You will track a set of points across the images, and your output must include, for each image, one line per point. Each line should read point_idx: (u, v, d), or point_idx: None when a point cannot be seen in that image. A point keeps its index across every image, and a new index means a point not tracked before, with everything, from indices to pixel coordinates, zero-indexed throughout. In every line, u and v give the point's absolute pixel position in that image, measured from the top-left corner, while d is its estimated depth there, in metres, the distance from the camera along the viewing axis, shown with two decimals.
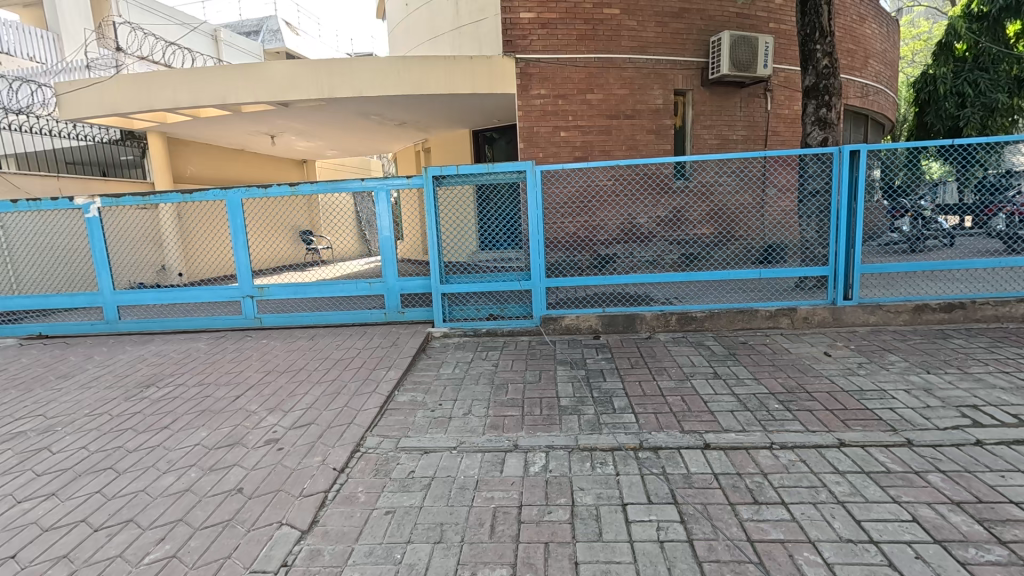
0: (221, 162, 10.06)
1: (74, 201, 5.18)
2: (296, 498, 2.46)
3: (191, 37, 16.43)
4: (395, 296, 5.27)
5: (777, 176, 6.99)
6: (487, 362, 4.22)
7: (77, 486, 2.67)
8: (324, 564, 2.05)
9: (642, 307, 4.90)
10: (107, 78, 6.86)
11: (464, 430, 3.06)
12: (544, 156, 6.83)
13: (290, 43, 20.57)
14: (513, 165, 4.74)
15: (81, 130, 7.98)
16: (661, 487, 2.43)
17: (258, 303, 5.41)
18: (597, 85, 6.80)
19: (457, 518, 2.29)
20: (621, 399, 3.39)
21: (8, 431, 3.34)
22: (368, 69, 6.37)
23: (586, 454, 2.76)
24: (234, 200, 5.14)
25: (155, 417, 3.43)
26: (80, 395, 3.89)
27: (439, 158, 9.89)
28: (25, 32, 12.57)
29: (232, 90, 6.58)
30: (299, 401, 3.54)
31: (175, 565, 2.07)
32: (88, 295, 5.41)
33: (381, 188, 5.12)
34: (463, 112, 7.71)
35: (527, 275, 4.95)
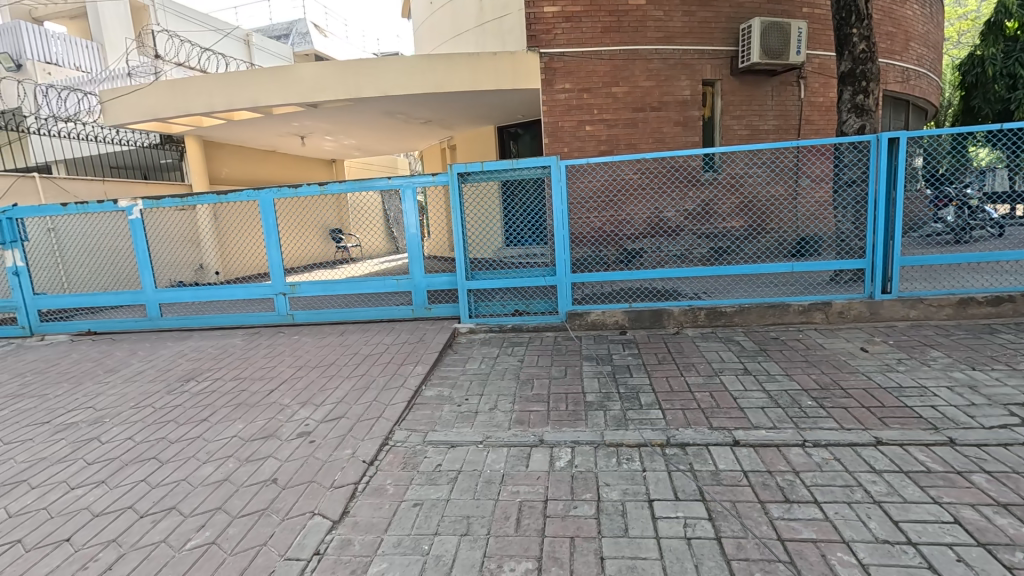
0: (253, 163, 10.36)
1: (118, 204, 5.40)
2: (327, 489, 2.54)
3: (225, 43, 16.99)
4: (421, 292, 5.33)
5: (810, 167, 6.79)
6: (512, 357, 4.24)
7: (123, 474, 2.81)
8: (354, 553, 2.11)
9: (670, 302, 4.83)
10: (146, 85, 7.14)
11: (490, 425, 3.09)
12: (570, 151, 6.80)
13: (318, 45, 20.96)
14: (538, 160, 4.73)
15: (124, 136, 8.40)
16: (688, 484, 2.40)
17: (289, 300, 5.56)
18: (622, 78, 6.71)
19: (483, 511, 2.31)
20: (648, 395, 3.35)
21: (62, 422, 3.54)
22: (393, 68, 6.45)
23: (612, 450, 2.74)
24: (266, 200, 5.29)
25: (195, 410, 3.58)
26: (125, 388, 4.08)
27: (464, 155, 9.94)
28: (72, 42, 13.23)
29: (263, 93, 6.76)
30: (330, 395, 3.63)
31: (215, 551, 2.16)
32: (132, 293, 5.65)
33: (406, 186, 5.13)
34: (487, 109, 7.73)
35: (552, 271, 4.93)
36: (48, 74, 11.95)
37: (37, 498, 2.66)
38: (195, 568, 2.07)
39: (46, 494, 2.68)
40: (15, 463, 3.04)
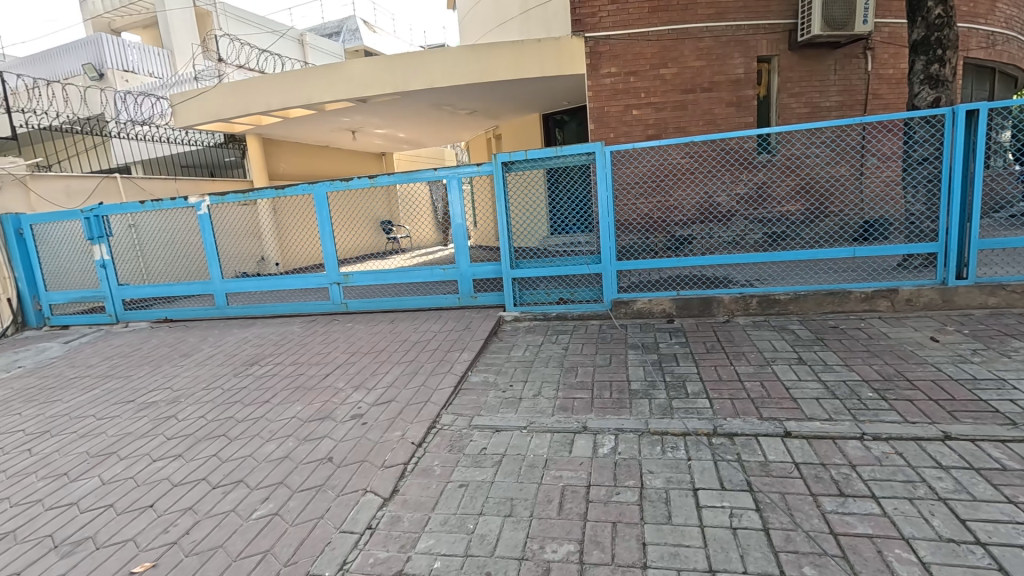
0: (308, 158, 10.79)
1: (188, 200, 5.81)
2: (379, 468, 2.66)
3: (281, 44, 17.67)
4: (467, 281, 5.42)
5: (877, 144, 6.36)
6: (557, 345, 4.25)
7: (197, 449, 3.07)
8: (404, 529, 2.22)
9: (719, 289, 4.68)
10: (210, 88, 7.60)
11: (534, 411, 3.13)
12: (616, 137, 6.69)
13: (368, 40, 21.42)
14: (583, 146, 4.69)
15: (194, 136, 9.03)
16: (735, 475, 2.35)
17: (343, 289, 5.81)
18: (671, 59, 6.50)
19: (527, 494, 2.36)
20: (695, 383, 3.29)
21: (144, 401, 3.89)
22: (438, 60, 6.54)
23: (657, 439, 2.72)
24: (320, 194, 5.53)
25: (258, 392, 3.83)
26: (198, 371, 4.43)
27: (510, 144, 9.96)
28: (145, 50, 14.03)
29: (317, 91, 7.03)
30: (380, 379, 3.80)
31: (278, 522, 2.33)
32: (202, 284, 6.09)
33: (452, 177, 5.24)
34: (532, 96, 7.70)
35: (597, 258, 4.88)
36: (127, 81, 12.65)
37: (124, 468, 2.95)
38: (260, 536, 2.25)
39: (132, 465, 2.97)
40: (107, 436, 3.38)
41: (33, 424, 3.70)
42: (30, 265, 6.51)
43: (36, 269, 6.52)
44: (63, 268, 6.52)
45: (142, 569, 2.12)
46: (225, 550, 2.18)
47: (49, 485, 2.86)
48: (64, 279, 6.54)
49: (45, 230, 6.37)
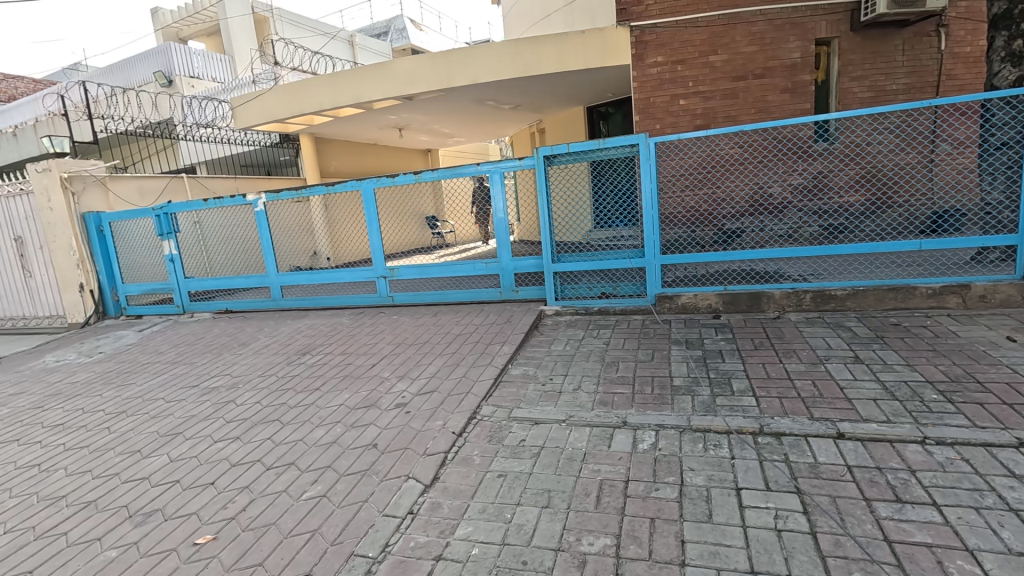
0: (358, 156, 11.13)
1: (247, 197, 6.10)
2: (421, 456, 2.74)
3: (333, 45, 18.21)
4: (509, 275, 5.46)
5: (950, 129, 5.90)
6: (598, 340, 4.21)
7: (254, 432, 3.26)
8: (443, 515, 2.28)
9: (770, 285, 4.48)
10: (267, 89, 7.96)
11: (573, 405, 3.13)
12: (662, 128, 6.52)
13: (416, 39, 21.73)
14: (626, 139, 4.61)
15: (251, 137, 9.65)
16: (782, 475, 2.26)
17: (389, 282, 5.98)
18: (721, 45, 6.25)
19: (564, 486, 2.37)
20: (742, 381, 3.19)
21: (207, 386, 4.17)
22: (481, 55, 6.59)
23: (699, 436, 2.66)
24: (368, 190, 5.69)
25: (310, 380, 4.02)
26: (255, 359, 4.69)
27: (554, 138, 9.92)
28: (209, 57, 14.73)
29: (366, 89, 7.26)
30: (424, 370, 3.90)
31: (326, 503, 2.45)
32: (259, 277, 6.41)
33: (495, 171, 5.27)
34: (576, 89, 7.62)
35: (640, 252, 4.79)
36: (192, 86, 13.25)
37: (189, 447, 3.18)
38: (310, 515, 2.37)
39: (196, 445, 3.20)
40: (174, 417, 3.64)
41: (113, 404, 4.04)
42: (109, 259, 7.06)
43: (114, 263, 7.06)
44: (138, 262, 7.05)
45: (204, 541, 2.29)
46: (278, 528, 2.32)
47: (124, 460, 3.12)
48: (138, 272, 7.07)
49: (122, 227, 6.89)
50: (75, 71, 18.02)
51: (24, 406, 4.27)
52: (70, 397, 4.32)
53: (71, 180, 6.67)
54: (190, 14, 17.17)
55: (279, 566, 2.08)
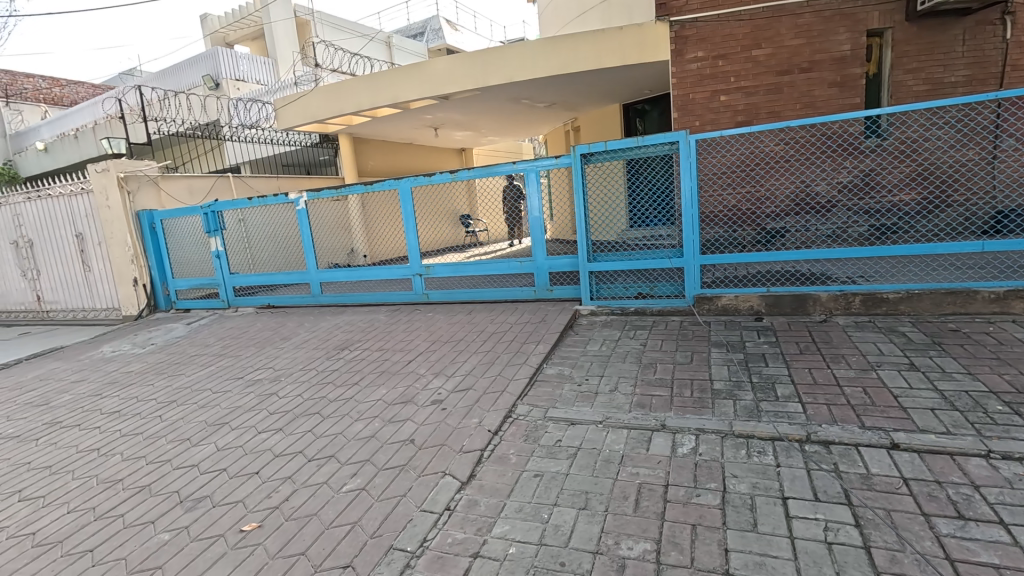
0: (394, 154, 11.31)
1: (289, 196, 6.30)
2: (457, 453, 2.75)
3: (371, 47, 18.59)
4: (543, 273, 5.43)
5: (1016, 123, 5.52)
6: (634, 340, 4.15)
7: (296, 424, 3.35)
8: (480, 513, 2.29)
9: (817, 286, 4.31)
10: (309, 91, 8.18)
11: (610, 406, 3.09)
12: (701, 125, 6.37)
13: (451, 39, 21.91)
14: (665, 136, 4.53)
15: (293, 137, 9.97)
16: (831, 485, 2.17)
17: (425, 280, 6.05)
18: (765, 38, 6.05)
19: (602, 489, 2.34)
20: (786, 386, 3.08)
21: (251, 378, 4.32)
22: (517, 53, 6.60)
23: (741, 441, 2.59)
24: (405, 189, 5.78)
25: (349, 374, 4.11)
26: (296, 353, 4.82)
27: (589, 136, 9.83)
28: (254, 60, 15.24)
29: (403, 90, 7.38)
30: (459, 367, 3.93)
31: (365, 496, 2.49)
32: (300, 273, 6.60)
33: (530, 170, 5.26)
34: (613, 86, 7.53)
35: (679, 252, 4.70)
36: (238, 88, 13.70)
37: (235, 437, 3.29)
38: (350, 508, 2.42)
39: (241, 435, 3.31)
40: (221, 408, 3.78)
41: (164, 393, 4.24)
42: (160, 255, 7.40)
43: (165, 259, 7.40)
44: (187, 258, 7.36)
45: (250, 528, 2.37)
46: (320, 518, 2.38)
47: (176, 447, 3.27)
48: (187, 268, 7.38)
49: (173, 224, 7.22)
50: (130, 76, 18.93)
51: (85, 393, 4.53)
52: (125, 385, 4.55)
53: (127, 179, 7.03)
54: (237, 19, 17.81)
55: (320, 556, 2.13)
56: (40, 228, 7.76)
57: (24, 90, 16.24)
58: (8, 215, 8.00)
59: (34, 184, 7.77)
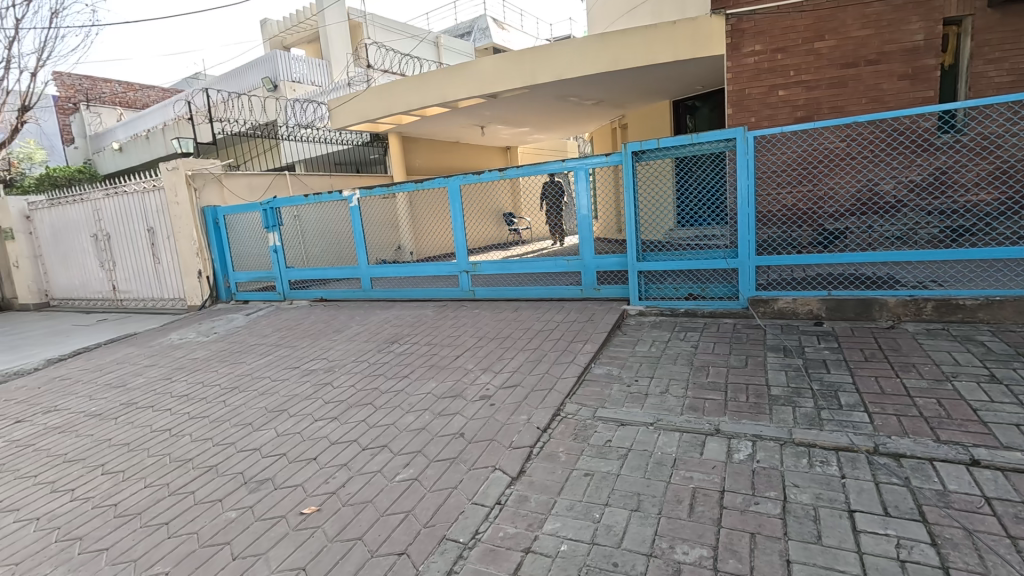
0: (441, 152, 11.48)
1: (342, 193, 6.51)
2: (507, 448, 2.78)
3: (420, 48, 18.99)
4: (591, 273, 5.38)
5: None
6: (685, 342, 4.05)
7: (350, 414, 3.47)
8: (531, 508, 2.30)
9: (883, 291, 4.08)
10: (361, 92, 8.42)
11: (661, 408, 3.04)
12: (758, 121, 6.14)
13: (497, 38, 22.04)
14: (722, 133, 4.41)
15: (345, 136, 10.36)
16: (903, 501, 2.06)
17: (472, 277, 6.11)
18: (829, 30, 5.76)
19: (654, 491, 2.31)
20: (851, 394, 2.93)
21: (307, 368, 4.50)
22: (566, 51, 6.59)
23: (802, 450, 2.49)
24: (454, 187, 5.88)
25: (399, 367, 4.21)
26: (348, 345, 4.99)
27: (636, 133, 9.67)
28: (310, 62, 15.81)
29: (451, 89, 7.49)
30: (507, 364, 3.96)
31: (417, 486, 2.55)
32: (352, 268, 6.82)
33: (580, 168, 5.23)
34: (663, 82, 7.38)
35: (734, 252, 4.55)
36: (294, 90, 14.25)
37: (294, 424, 3.44)
38: (403, 497, 2.48)
39: (299, 422, 3.46)
40: (280, 395, 3.97)
41: (227, 379, 4.48)
42: (223, 249, 7.80)
43: (227, 253, 7.79)
44: (246, 252, 7.73)
45: (310, 511, 2.47)
46: (375, 506, 2.45)
47: (239, 431, 3.45)
48: (247, 261, 7.75)
49: (235, 220, 7.60)
50: (196, 80, 20.02)
51: (156, 376, 4.85)
52: (192, 371, 4.85)
53: (194, 177, 7.46)
54: (294, 23, 18.52)
55: (376, 542, 2.20)
56: (117, 223, 8.34)
57: (102, 94, 17.48)
58: (89, 211, 8.63)
59: (111, 182, 8.36)
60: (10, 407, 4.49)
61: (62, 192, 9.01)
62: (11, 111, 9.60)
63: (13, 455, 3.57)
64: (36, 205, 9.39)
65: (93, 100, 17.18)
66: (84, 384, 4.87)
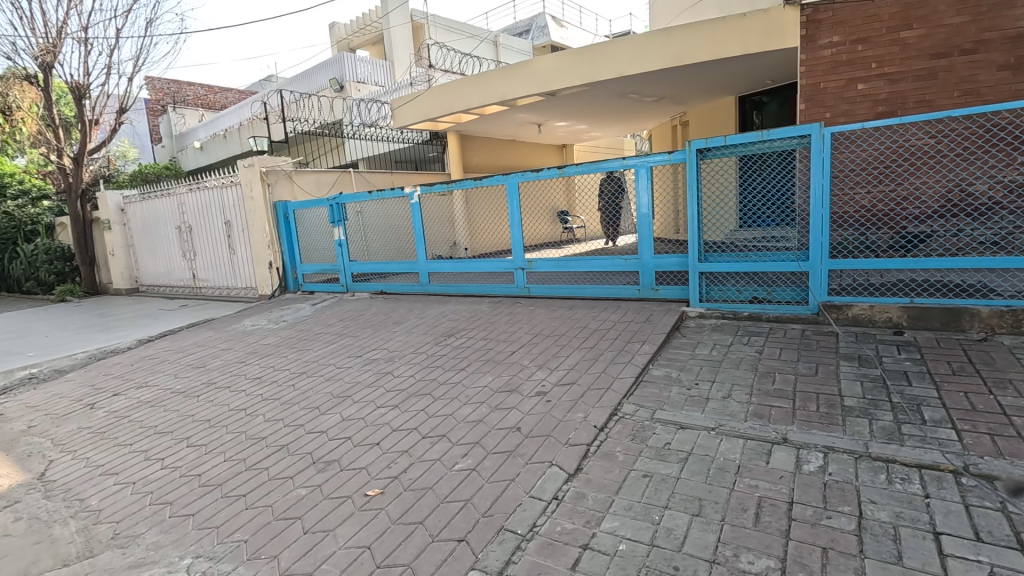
0: (497, 151, 11.59)
1: (404, 189, 6.70)
2: (563, 445, 2.79)
3: (480, 49, 19.35)
4: (649, 273, 5.28)
5: None
6: (748, 347, 3.91)
7: (410, 403, 3.59)
8: (588, 506, 2.30)
9: (976, 300, 3.77)
10: (423, 92, 8.64)
11: (723, 413, 2.95)
12: (834, 117, 5.74)
13: (555, 36, 21.99)
14: (795, 129, 4.22)
15: (406, 135, 10.60)
16: (998, 527, 1.90)
17: (527, 274, 6.15)
18: (918, 18, 5.28)
19: (716, 497, 2.25)
20: (936, 410, 2.73)
21: (369, 357, 4.69)
22: (628, 47, 6.55)
23: (879, 465, 2.35)
24: (513, 184, 5.94)
25: (456, 360, 4.31)
26: (408, 337, 5.16)
27: (697, 130, 9.38)
28: (375, 63, 16.39)
29: (511, 88, 7.53)
30: (562, 362, 3.96)
31: (476, 476, 2.61)
32: (411, 263, 7.02)
33: (641, 166, 5.14)
34: (730, 77, 7.11)
35: (805, 255, 4.34)
36: (359, 90, 14.83)
37: (357, 409, 3.60)
38: (462, 486, 2.55)
39: (362, 408, 3.61)
40: (344, 382, 4.16)
41: (296, 365, 4.75)
42: (291, 242, 8.23)
43: (295, 246, 8.21)
44: (313, 245, 8.11)
45: (374, 493, 2.59)
46: (434, 492, 2.53)
47: (308, 413, 3.65)
48: (313, 254, 8.13)
49: (303, 215, 8.00)
50: (269, 82, 21.25)
51: (232, 359, 5.21)
52: (264, 356, 5.16)
53: (268, 174, 7.93)
54: (360, 27, 19.26)
55: (437, 527, 2.27)
56: (198, 216, 8.98)
57: (186, 97, 18.91)
58: (173, 204, 9.35)
59: (194, 178, 9.02)
60: (108, 381, 4.97)
61: (151, 187, 9.81)
62: (111, 113, 10.57)
63: (113, 424, 3.95)
64: (130, 198, 10.29)
65: (179, 102, 18.62)
66: (170, 363, 5.31)
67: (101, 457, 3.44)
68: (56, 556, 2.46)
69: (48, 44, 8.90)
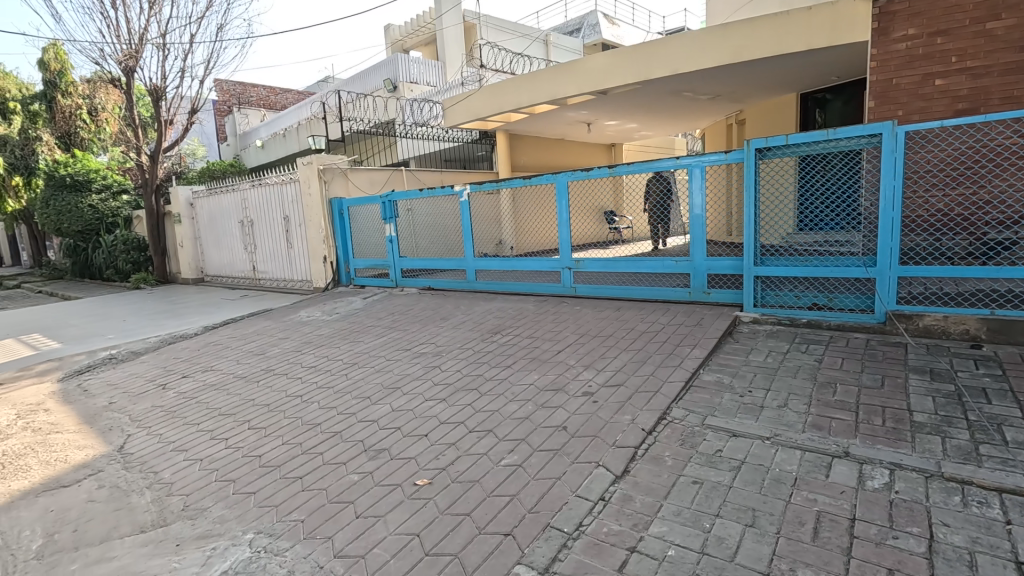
0: (545, 150, 11.56)
1: (454, 187, 6.79)
2: (610, 446, 2.76)
3: (532, 49, 19.47)
4: (700, 275, 5.13)
5: None
6: (807, 355, 3.74)
7: (457, 397, 3.65)
8: (636, 509, 2.27)
9: None
10: (473, 92, 8.74)
11: (778, 423, 2.84)
12: (907, 115, 5.24)
13: (607, 34, 21.69)
14: (865, 128, 3.97)
15: (453, 134, 10.71)
16: None
17: (574, 274, 6.11)
18: (1008, 6, 4.75)
19: (771, 509, 2.17)
20: (1019, 431, 2.53)
21: (417, 351, 4.81)
22: (683, 43, 6.40)
23: (953, 486, 2.20)
24: (562, 183, 5.91)
25: (502, 358, 4.34)
26: (455, 332, 5.25)
27: (754, 129, 9.03)
28: (428, 63, 16.72)
29: (562, 87, 7.49)
30: (609, 363, 3.92)
31: (522, 472, 2.63)
32: (459, 260, 7.11)
33: (695, 165, 4.96)
34: (792, 74, 6.79)
35: (872, 261, 4.10)
36: (412, 90, 15.16)
37: (406, 401, 3.70)
38: (508, 481, 2.58)
39: (411, 400, 3.70)
40: (394, 374, 4.28)
41: (348, 356, 4.93)
42: (345, 237, 8.51)
43: (348, 241, 8.47)
44: (365, 241, 8.36)
45: (423, 483, 2.65)
46: (481, 486, 2.57)
47: (360, 403, 3.78)
48: (365, 250, 8.38)
49: (357, 211, 8.25)
50: (327, 83, 22.09)
51: (289, 348, 5.47)
52: (318, 346, 5.39)
53: (324, 171, 8.25)
54: (414, 28, 19.69)
55: (484, 520, 2.30)
56: (259, 210, 9.46)
57: (251, 98, 19.93)
58: (238, 199, 9.89)
59: (257, 175, 9.50)
60: (179, 364, 5.33)
61: (217, 183, 10.39)
62: (184, 113, 11.28)
63: (182, 404, 4.23)
64: (198, 194, 10.95)
65: (244, 103, 19.65)
66: (233, 349, 5.63)
67: (173, 434, 3.69)
68: (135, 522, 2.67)
69: (131, 50, 9.59)
